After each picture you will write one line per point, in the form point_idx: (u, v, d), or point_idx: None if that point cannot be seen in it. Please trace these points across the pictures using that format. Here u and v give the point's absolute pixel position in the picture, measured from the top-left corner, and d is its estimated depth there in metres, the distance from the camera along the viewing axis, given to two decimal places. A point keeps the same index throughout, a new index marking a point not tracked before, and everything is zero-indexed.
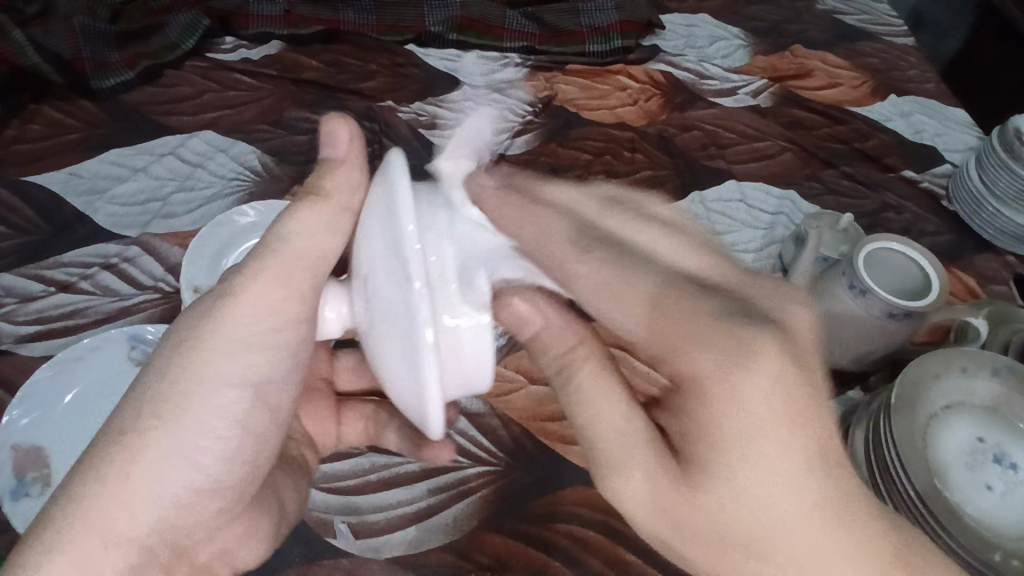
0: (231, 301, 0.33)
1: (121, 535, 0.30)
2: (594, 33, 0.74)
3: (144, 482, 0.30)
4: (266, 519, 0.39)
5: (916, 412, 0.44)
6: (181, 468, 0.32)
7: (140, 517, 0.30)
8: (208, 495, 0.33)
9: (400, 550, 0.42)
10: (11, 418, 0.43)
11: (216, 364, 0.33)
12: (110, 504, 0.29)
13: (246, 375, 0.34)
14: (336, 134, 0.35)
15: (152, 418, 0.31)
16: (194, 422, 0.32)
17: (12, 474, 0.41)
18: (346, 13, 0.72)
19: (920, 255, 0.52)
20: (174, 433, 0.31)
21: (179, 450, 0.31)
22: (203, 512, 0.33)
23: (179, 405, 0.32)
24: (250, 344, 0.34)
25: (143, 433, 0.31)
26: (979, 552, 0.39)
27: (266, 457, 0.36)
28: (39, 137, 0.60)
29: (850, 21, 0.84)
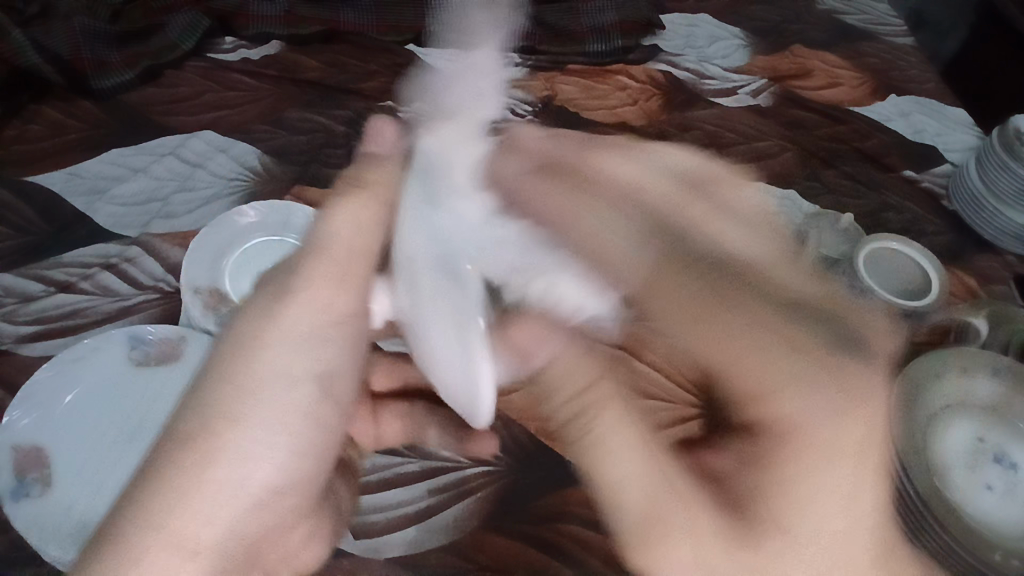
0: (285, 308, 0.39)
1: (191, 540, 0.31)
2: (593, 33, 0.75)
3: (221, 477, 0.33)
4: (326, 523, 0.41)
5: (918, 412, 0.44)
6: (252, 460, 0.35)
7: (219, 514, 0.33)
8: (280, 493, 0.36)
9: (400, 550, 0.42)
10: (11, 418, 0.42)
11: (275, 360, 0.37)
12: (187, 508, 0.32)
13: (310, 369, 0.39)
14: (382, 131, 0.52)
15: (221, 420, 0.34)
16: (264, 420, 0.36)
17: (12, 474, 0.40)
18: (347, 14, 0.73)
19: (920, 256, 0.53)
20: (242, 429, 0.35)
21: (248, 448, 0.35)
22: (276, 512, 0.36)
23: (240, 404, 0.35)
24: (303, 341, 0.39)
25: (215, 432, 0.34)
26: (979, 552, 0.40)
27: (328, 460, 0.39)
28: (38, 137, 0.60)
29: (850, 21, 0.84)
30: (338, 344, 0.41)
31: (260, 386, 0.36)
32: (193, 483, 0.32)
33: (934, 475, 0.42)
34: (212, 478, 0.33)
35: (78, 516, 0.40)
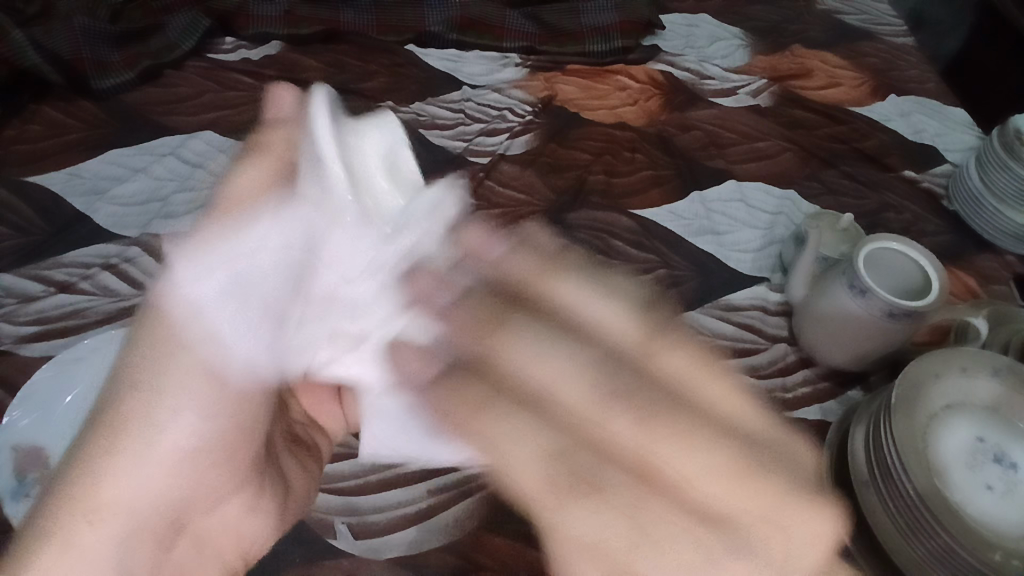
0: (220, 251, 0.31)
1: (103, 503, 0.31)
2: (594, 33, 0.74)
3: (131, 455, 0.32)
4: (270, 493, 0.39)
5: (916, 411, 0.44)
6: (166, 436, 0.32)
7: (128, 486, 0.31)
8: (200, 463, 0.34)
9: (400, 550, 0.42)
10: (12, 418, 0.43)
11: (190, 334, 0.33)
12: (95, 482, 0.31)
13: (237, 327, 0.32)
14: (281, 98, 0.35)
15: (132, 397, 0.32)
16: (177, 397, 0.32)
17: (12, 474, 0.41)
18: (346, 13, 0.72)
19: (920, 255, 0.52)
20: (156, 406, 0.32)
21: (162, 423, 0.32)
22: (199, 476, 0.34)
23: (165, 381, 0.32)
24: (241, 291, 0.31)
25: (126, 410, 0.32)
26: (977, 551, 0.39)
27: (260, 425, 0.35)
28: (38, 137, 0.60)
29: (850, 21, 0.84)
30: (261, 315, 0.33)
31: (186, 354, 0.32)
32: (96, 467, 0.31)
33: (933, 475, 0.42)
34: (119, 458, 0.31)
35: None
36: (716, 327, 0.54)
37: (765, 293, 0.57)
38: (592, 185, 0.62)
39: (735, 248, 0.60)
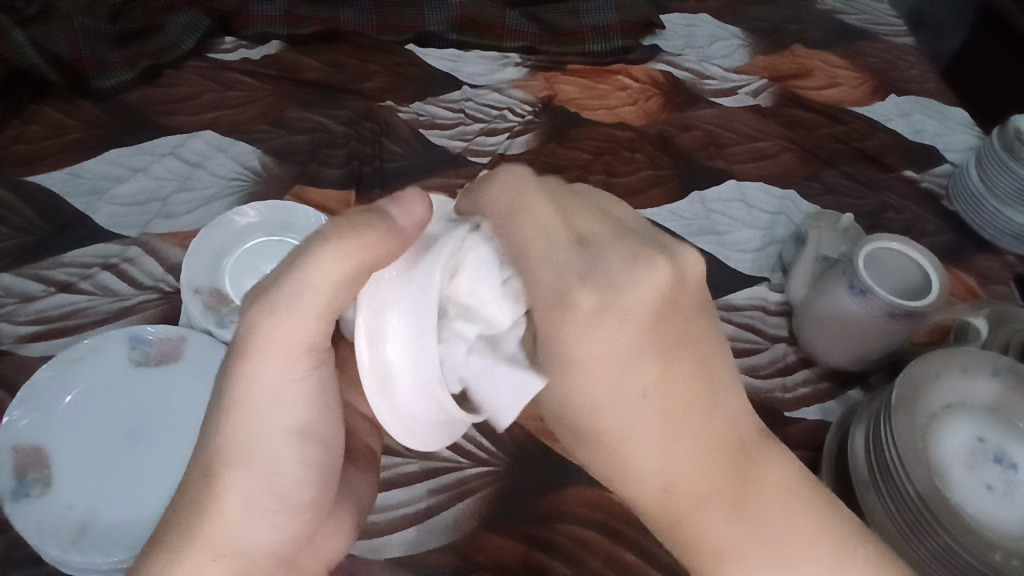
0: (262, 352, 0.32)
1: (222, 549, 0.32)
2: (594, 33, 0.74)
3: (234, 518, 0.33)
4: (344, 513, 0.40)
5: (917, 412, 0.44)
6: (253, 525, 0.34)
7: (260, 537, 0.34)
8: (287, 515, 0.35)
9: (400, 550, 0.43)
10: (11, 418, 0.42)
11: (261, 371, 0.32)
12: (215, 528, 0.32)
13: (292, 423, 0.34)
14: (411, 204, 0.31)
15: (223, 467, 0.33)
16: (266, 458, 0.34)
17: (12, 474, 0.41)
18: (346, 13, 0.72)
19: (920, 255, 0.52)
20: (248, 475, 0.33)
21: (258, 488, 0.33)
22: (288, 526, 0.35)
23: (247, 464, 0.33)
24: (274, 402, 0.33)
25: (223, 477, 0.33)
26: (978, 551, 0.39)
27: (329, 475, 0.37)
28: (38, 137, 0.60)
29: (850, 21, 0.84)
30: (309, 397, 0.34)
31: (262, 458, 0.33)
32: (200, 560, 0.31)
33: (933, 475, 0.42)
34: (231, 531, 0.33)
35: (98, 518, 0.40)
36: None
37: (766, 293, 0.57)
38: (593, 185, 0.62)
39: (735, 248, 0.60)
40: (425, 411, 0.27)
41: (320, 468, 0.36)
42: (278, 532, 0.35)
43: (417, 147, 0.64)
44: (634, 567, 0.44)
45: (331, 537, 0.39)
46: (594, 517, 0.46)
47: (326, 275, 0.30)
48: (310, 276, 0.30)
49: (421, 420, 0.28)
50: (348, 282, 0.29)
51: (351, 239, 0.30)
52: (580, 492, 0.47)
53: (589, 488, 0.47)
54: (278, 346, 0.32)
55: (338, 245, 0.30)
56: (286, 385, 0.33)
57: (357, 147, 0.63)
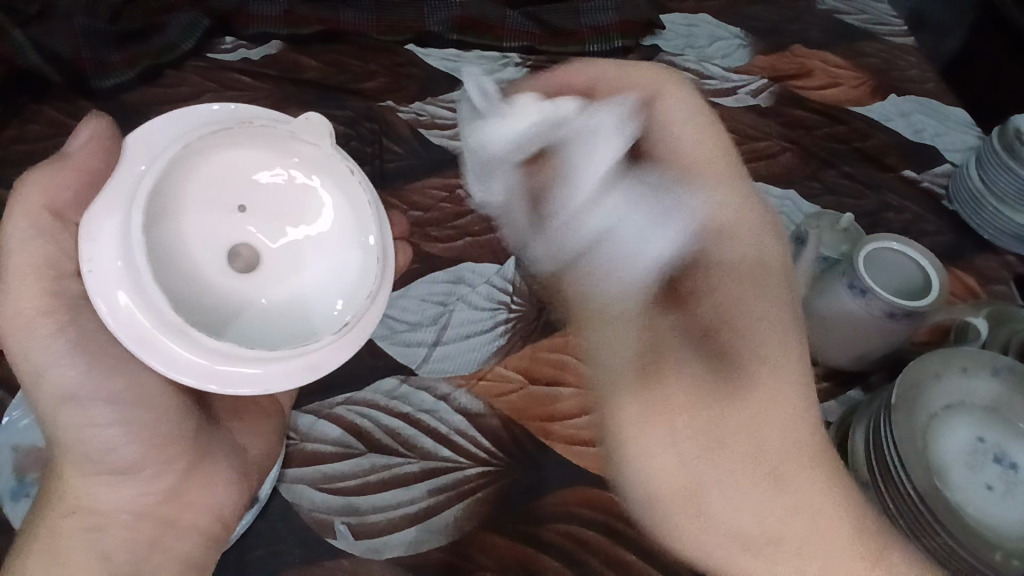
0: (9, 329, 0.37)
1: (84, 510, 0.39)
2: (594, 34, 0.74)
3: (81, 486, 0.39)
4: (222, 467, 0.43)
5: (916, 412, 0.44)
6: (107, 487, 0.40)
7: (123, 501, 0.40)
8: (130, 478, 0.40)
9: (400, 551, 0.44)
10: (12, 418, 0.44)
11: (36, 346, 0.37)
12: (72, 497, 0.39)
13: (102, 395, 0.38)
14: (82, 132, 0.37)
15: (64, 448, 0.39)
16: (78, 437, 0.39)
17: (13, 473, 0.42)
18: (346, 13, 0.72)
19: (920, 255, 0.52)
20: (76, 456, 0.39)
21: (88, 461, 0.39)
22: (149, 485, 0.41)
23: (80, 455, 0.39)
24: (41, 371, 0.38)
25: (61, 453, 0.39)
26: (975, 551, 0.40)
27: (177, 434, 0.41)
28: (40, 138, 0.60)
29: (850, 21, 0.84)
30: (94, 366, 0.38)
31: (81, 438, 0.39)
32: (56, 520, 0.39)
33: (933, 474, 0.42)
34: (86, 494, 0.40)
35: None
36: None
37: None
38: None
39: None
40: (133, 327, 0.32)
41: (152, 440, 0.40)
42: (134, 493, 0.40)
43: (417, 147, 0.64)
44: (633, 566, 0.45)
45: (205, 489, 0.42)
46: (595, 518, 0.46)
47: (42, 242, 0.36)
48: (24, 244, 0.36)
49: (193, 366, 0.32)
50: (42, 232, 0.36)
51: (23, 197, 0.36)
52: (579, 491, 0.47)
53: (589, 488, 0.47)
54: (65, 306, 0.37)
55: (39, 188, 0.36)
56: (54, 355, 0.37)
57: (357, 147, 0.63)
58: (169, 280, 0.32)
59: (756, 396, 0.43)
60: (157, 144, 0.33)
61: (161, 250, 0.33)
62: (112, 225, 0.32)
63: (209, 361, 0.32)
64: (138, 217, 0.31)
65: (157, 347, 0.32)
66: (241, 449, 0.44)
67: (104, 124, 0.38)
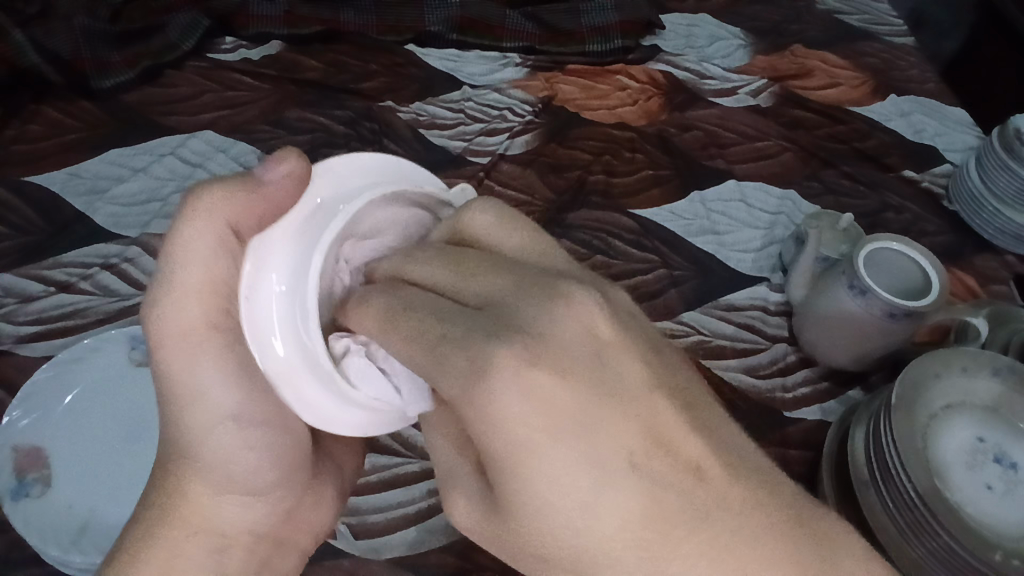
0: (200, 341, 0.34)
1: (198, 527, 0.36)
2: (594, 33, 0.74)
3: (201, 501, 0.36)
4: (329, 486, 0.42)
5: (916, 412, 0.44)
6: (230, 507, 0.38)
7: (246, 521, 0.38)
8: (255, 499, 0.38)
9: (400, 550, 0.44)
10: (11, 418, 0.44)
11: (202, 360, 0.35)
12: (189, 511, 0.36)
13: (236, 413, 0.36)
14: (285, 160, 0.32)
15: (181, 459, 0.37)
16: (212, 451, 0.37)
17: (13, 474, 0.42)
18: (346, 13, 0.72)
19: (920, 255, 0.52)
20: (201, 473, 0.37)
21: (218, 479, 0.37)
22: (267, 509, 0.39)
23: (212, 470, 0.37)
24: (201, 389, 0.35)
25: (178, 465, 0.37)
26: (976, 550, 0.39)
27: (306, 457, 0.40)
28: (39, 137, 0.60)
29: (850, 21, 0.84)
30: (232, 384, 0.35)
31: (218, 447, 0.37)
32: (181, 539, 0.35)
33: (933, 474, 0.42)
34: (200, 505, 0.36)
35: (81, 514, 0.42)
36: (716, 327, 0.54)
37: (765, 294, 0.57)
38: (592, 185, 0.62)
39: (735, 248, 0.60)
40: (271, 363, 0.30)
41: (283, 459, 0.39)
42: (252, 514, 0.38)
43: (417, 147, 0.64)
44: None
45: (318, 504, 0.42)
46: None
47: (198, 264, 0.32)
48: (187, 266, 0.33)
49: (322, 413, 0.31)
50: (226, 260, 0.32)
51: (207, 214, 0.32)
52: None
53: None
54: (188, 333, 0.34)
55: (219, 209, 0.32)
56: (216, 382, 0.35)
57: (357, 148, 0.63)
58: (292, 316, 0.29)
59: (569, 435, 0.24)
60: (347, 187, 0.31)
61: (289, 280, 0.29)
62: (304, 258, 0.29)
63: (338, 410, 0.31)
64: (317, 262, 0.29)
65: (296, 382, 0.30)
66: (339, 467, 0.44)
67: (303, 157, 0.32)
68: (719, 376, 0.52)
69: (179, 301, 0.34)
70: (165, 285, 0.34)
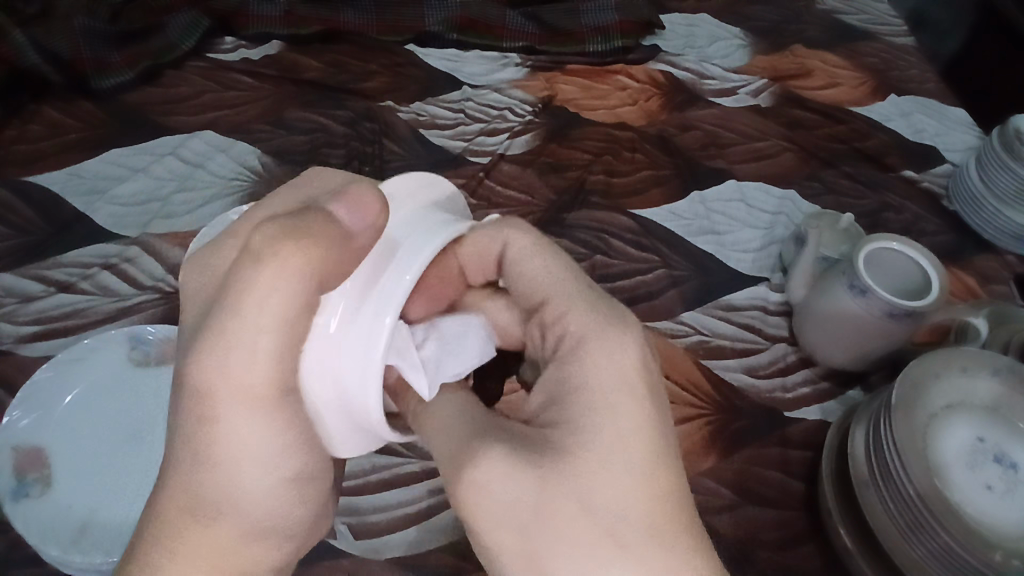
0: (226, 387, 0.31)
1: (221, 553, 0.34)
2: (594, 33, 0.74)
3: (230, 527, 0.34)
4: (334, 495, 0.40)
5: (916, 411, 0.44)
6: (255, 548, 0.35)
7: (267, 540, 0.36)
8: (273, 530, 0.36)
9: (400, 550, 0.44)
10: (12, 418, 0.44)
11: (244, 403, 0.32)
12: (207, 539, 0.34)
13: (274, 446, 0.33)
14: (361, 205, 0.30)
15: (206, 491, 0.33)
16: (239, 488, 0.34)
17: (12, 474, 0.42)
18: (346, 13, 0.72)
19: (920, 254, 0.52)
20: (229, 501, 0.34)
21: (244, 509, 0.34)
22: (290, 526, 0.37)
23: (240, 504, 0.34)
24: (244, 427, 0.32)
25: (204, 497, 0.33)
26: (976, 550, 0.39)
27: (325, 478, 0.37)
28: (39, 137, 0.60)
29: (850, 21, 0.84)
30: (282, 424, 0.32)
31: (240, 484, 0.34)
32: (198, 540, 0.34)
33: (933, 474, 0.42)
34: (221, 534, 0.34)
35: (78, 515, 0.42)
36: (717, 327, 0.54)
37: (766, 293, 0.57)
38: (592, 185, 0.62)
39: (735, 247, 0.60)
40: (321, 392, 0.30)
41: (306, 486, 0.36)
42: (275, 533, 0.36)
43: (417, 147, 0.64)
44: None
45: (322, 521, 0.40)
46: None
47: (277, 295, 0.29)
48: (264, 295, 0.29)
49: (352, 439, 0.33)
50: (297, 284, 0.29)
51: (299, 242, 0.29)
52: None
53: None
54: (233, 383, 0.31)
55: (295, 264, 0.29)
56: (263, 421, 0.32)
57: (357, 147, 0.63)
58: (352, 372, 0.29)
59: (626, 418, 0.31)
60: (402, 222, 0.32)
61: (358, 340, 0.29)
62: (372, 270, 0.30)
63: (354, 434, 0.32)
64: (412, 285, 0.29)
65: (363, 412, 0.30)
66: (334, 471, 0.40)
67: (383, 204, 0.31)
68: (719, 375, 0.52)
69: (232, 342, 0.30)
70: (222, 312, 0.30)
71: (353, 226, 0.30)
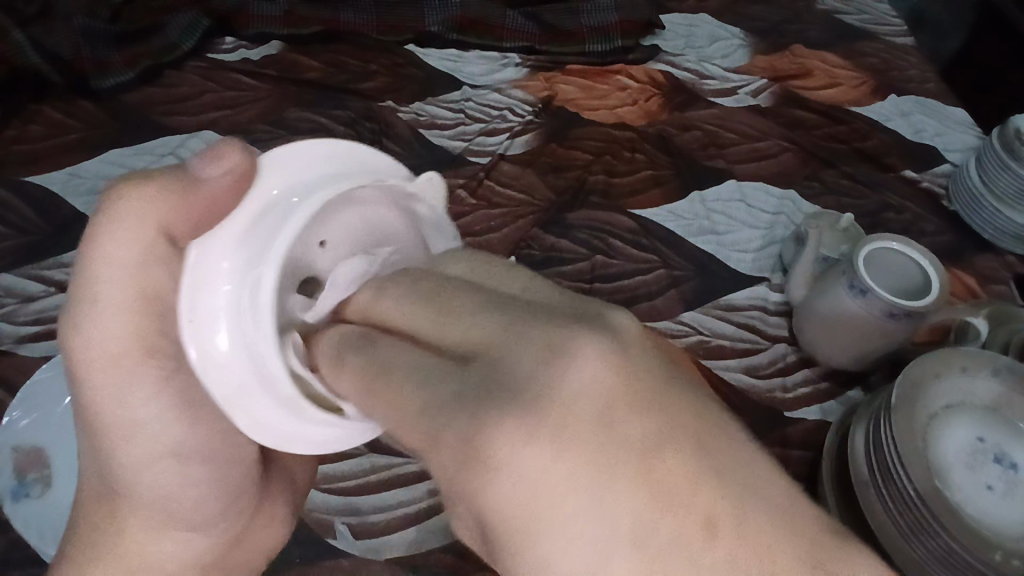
0: (96, 365, 0.33)
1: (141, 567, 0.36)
2: (594, 33, 0.74)
3: (141, 539, 0.36)
4: (283, 500, 0.43)
5: (917, 411, 0.44)
6: (164, 552, 0.37)
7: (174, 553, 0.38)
8: (195, 535, 0.38)
9: (400, 550, 0.44)
10: (12, 418, 0.44)
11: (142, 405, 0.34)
12: (125, 545, 0.36)
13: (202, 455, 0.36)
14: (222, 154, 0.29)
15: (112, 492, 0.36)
16: (154, 493, 0.36)
17: (13, 474, 0.43)
18: (346, 13, 0.72)
19: (920, 255, 0.52)
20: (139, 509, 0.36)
21: (158, 514, 0.36)
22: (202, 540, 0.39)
23: (147, 512, 0.36)
24: (134, 430, 0.34)
25: (117, 504, 0.36)
26: (977, 551, 0.39)
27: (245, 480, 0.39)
28: (39, 137, 0.60)
29: (850, 21, 0.84)
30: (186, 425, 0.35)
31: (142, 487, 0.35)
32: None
33: (933, 474, 0.42)
34: (136, 545, 0.36)
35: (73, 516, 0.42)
36: (716, 327, 0.55)
37: (765, 293, 0.57)
38: (592, 185, 0.62)
39: (735, 247, 0.60)
40: (223, 385, 0.28)
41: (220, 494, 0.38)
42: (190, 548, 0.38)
43: (417, 147, 0.64)
44: None
45: (271, 525, 0.42)
46: None
47: (121, 278, 0.32)
48: (113, 279, 0.32)
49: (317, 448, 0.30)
50: (143, 260, 0.31)
51: (125, 217, 0.31)
52: None
53: None
54: (110, 364, 0.33)
55: (142, 207, 0.31)
56: (153, 415, 0.34)
57: None
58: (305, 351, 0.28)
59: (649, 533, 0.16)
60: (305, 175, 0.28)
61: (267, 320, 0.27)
62: (270, 233, 0.27)
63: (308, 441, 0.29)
64: (270, 275, 0.26)
65: (247, 405, 0.28)
66: (293, 482, 0.44)
67: (244, 149, 0.29)
68: (719, 376, 0.52)
69: (106, 318, 0.32)
70: (99, 295, 0.32)
71: (204, 174, 0.30)
